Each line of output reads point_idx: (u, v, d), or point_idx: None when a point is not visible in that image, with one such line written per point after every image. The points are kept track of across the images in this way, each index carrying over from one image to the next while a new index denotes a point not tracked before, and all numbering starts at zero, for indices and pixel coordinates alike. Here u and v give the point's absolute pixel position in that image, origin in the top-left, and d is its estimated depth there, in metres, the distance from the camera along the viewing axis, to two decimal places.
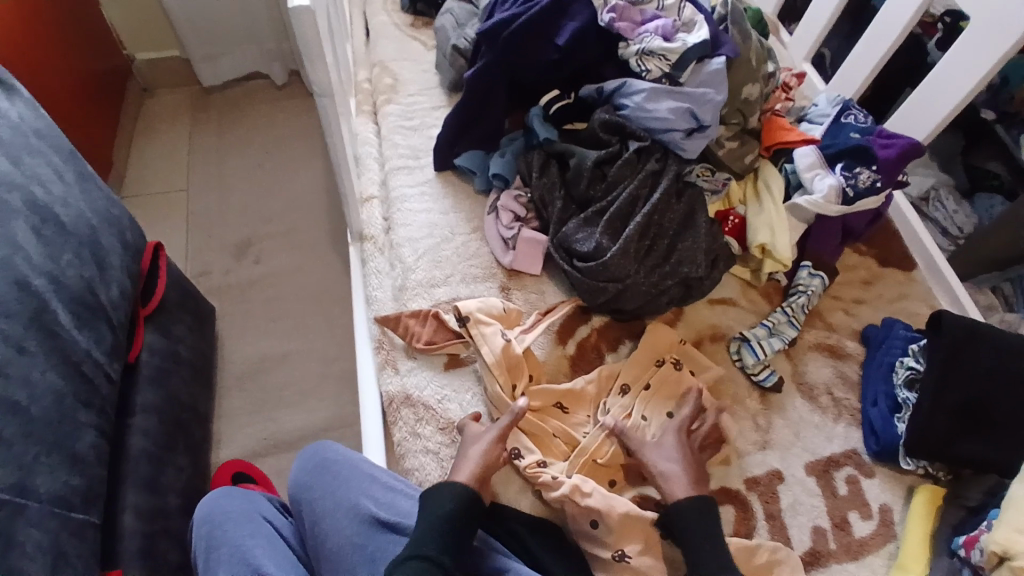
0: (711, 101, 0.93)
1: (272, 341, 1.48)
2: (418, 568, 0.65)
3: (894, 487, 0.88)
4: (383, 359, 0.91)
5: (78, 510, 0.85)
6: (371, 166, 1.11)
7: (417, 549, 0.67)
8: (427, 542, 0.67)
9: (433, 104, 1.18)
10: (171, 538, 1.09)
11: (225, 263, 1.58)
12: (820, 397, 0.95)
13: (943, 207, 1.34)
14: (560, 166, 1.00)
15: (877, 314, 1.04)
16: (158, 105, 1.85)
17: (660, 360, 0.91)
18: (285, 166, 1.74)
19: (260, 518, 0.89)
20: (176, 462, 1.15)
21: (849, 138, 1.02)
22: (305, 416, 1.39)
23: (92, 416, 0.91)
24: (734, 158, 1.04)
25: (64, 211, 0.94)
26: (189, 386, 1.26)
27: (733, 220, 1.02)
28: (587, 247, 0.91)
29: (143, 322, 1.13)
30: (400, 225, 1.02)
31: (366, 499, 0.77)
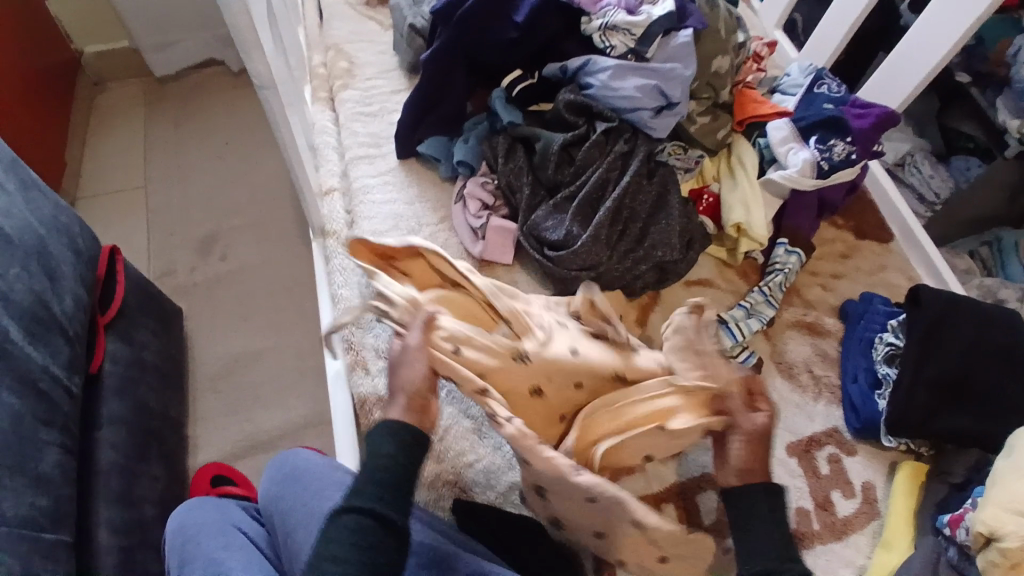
0: (679, 76, 0.90)
1: (243, 340, 1.43)
2: (357, 525, 0.56)
3: (876, 464, 0.88)
4: (352, 361, 0.87)
5: (48, 532, 0.81)
6: (330, 156, 1.06)
7: (355, 504, 0.58)
8: (364, 496, 0.58)
9: (393, 88, 1.13)
10: (149, 551, 1.06)
11: (190, 262, 1.52)
12: (799, 376, 0.94)
13: (918, 173, 1.32)
14: (527, 150, 0.96)
15: (856, 288, 1.03)
16: (110, 99, 1.76)
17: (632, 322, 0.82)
18: (247, 157, 1.67)
19: (234, 529, 0.83)
20: (150, 472, 1.11)
21: (822, 108, 0.99)
22: (283, 415, 1.35)
23: (53, 434, 0.86)
24: (706, 133, 1.00)
25: (8, 222, 0.88)
26: (158, 393, 1.21)
27: (707, 199, 0.99)
28: (557, 235, 0.87)
29: (104, 330, 1.08)
30: (364, 218, 0.98)
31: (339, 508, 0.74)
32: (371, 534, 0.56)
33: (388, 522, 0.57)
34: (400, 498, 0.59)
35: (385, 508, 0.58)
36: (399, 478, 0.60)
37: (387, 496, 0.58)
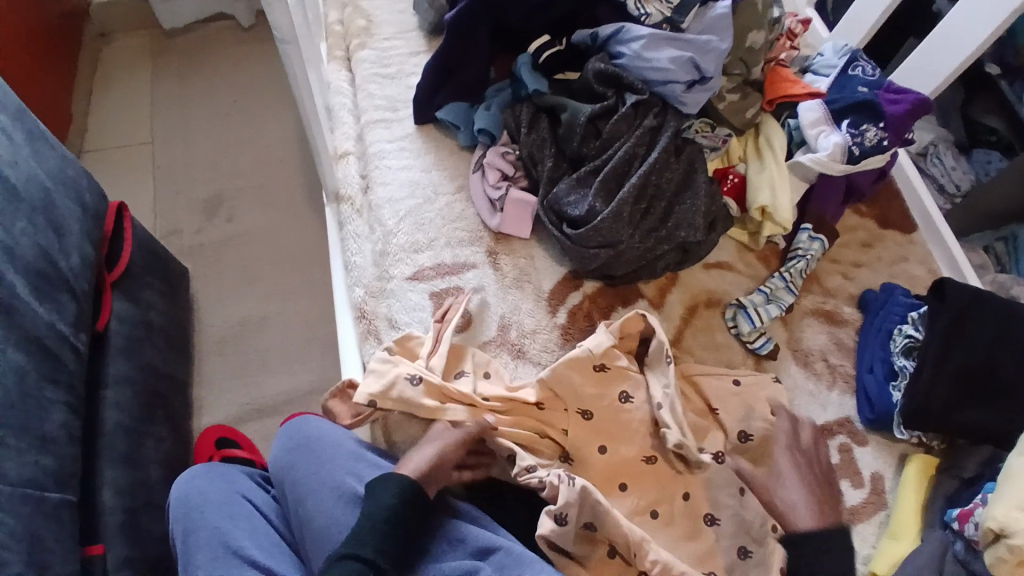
0: (714, 50, 0.86)
1: (250, 304, 1.42)
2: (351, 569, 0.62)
3: (886, 455, 0.87)
4: (365, 329, 0.85)
5: (52, 491, 0.81)
6: (345, 119, 1.03)
7: (353, 547, 0.63)
8: (365, 542, 0.64)
9: (412, 50, 1.09)
10: (154, 510, 1.06)
11: (196, 221, 1.50)
12: (814, 363, 0.92)
13: (941, 163, 1.28)
14: (551, 121, 0.93)
15: (876, 278, 1.01)
16: (117, 51, 1.70)
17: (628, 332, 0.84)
18: (256, 118, 1.63)
19: (238, 497, 0.87)
20: (156, 433, 1.11)
21: (856, 91, 0.96)
22: (289, 380, 1.35)
23: (60, 392, 0.86)
24: (734, 112, 0.98)
25: (13, 173, 0.86)
26: (165, 353, 1.20)
27: (733, 179, 0.96)
28: (579, 211, 0.85)
29: (110, 289, 1.07)
30: (379, 184, 0.95)
31: (352, 477, 0.75)
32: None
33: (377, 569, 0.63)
34: (394, 549, 0.65)
35: (376, 555, 0.63)
36: (396, 529, 0.66)
37: (379, 544, 0.64)
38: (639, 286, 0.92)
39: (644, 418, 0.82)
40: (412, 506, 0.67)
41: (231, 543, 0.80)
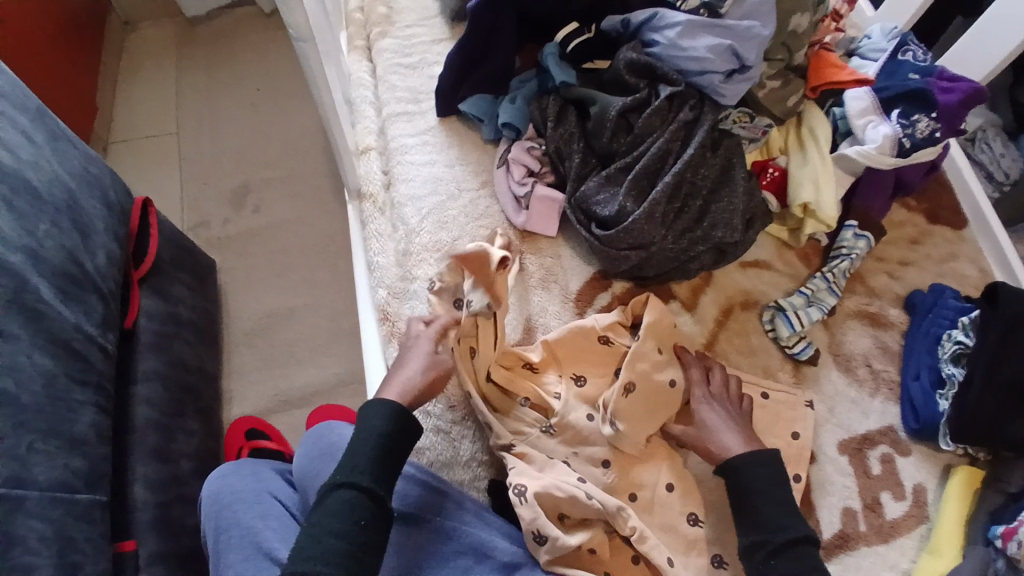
0: (756, 36, 0.81)
1: (276, 295, 1.42)
2: (351, 499, 0.62)
3: (931, 466, 0.82)
4: (387, 332, 0.84)
5: (82, 492, 0.81)
6: (367, 112, 1.00)
7: (349, 478, 0.63)
8: (359, 471, 0.63)
9: (434, 38, 1.05)
10: (186, 503, 1.08)
11: (223, 213, 1.50)
12: (857, 369, 0.88)
13: (988, 149, 1.18)
14: (579, 114, 0.89)
15: (925, 277, 0.95)
16: (142, 41, 1.70)
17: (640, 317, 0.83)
18: (278, 107, 1.61)
19: (267, 496, 0.87)
20: (186, 427, 1.12)
21: (908, 79, 0.89)
22: (315, 372, 1.35)
23: (89, 394, 0.86)
24: (775, 100, 0.92)
25: (35, 175, 0.86)
26: (194, 347, 1.21)
27: (773, 173, 0.91)
28: (608, 211, 0.81)
29: (137, 286, 1.07)
30: (401, 180, 0.93)
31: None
32: (362, 508, 0.62)
33: (377, 500, 0.63)
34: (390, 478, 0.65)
35: (375, 484, 0.63)
36: (386, 458, 0.65)
37: (376, 473, 0.64)
38: (672, 286, 0.89)
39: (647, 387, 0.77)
40: (407, 432, 0.67)
41: (260, 543, 0.79)
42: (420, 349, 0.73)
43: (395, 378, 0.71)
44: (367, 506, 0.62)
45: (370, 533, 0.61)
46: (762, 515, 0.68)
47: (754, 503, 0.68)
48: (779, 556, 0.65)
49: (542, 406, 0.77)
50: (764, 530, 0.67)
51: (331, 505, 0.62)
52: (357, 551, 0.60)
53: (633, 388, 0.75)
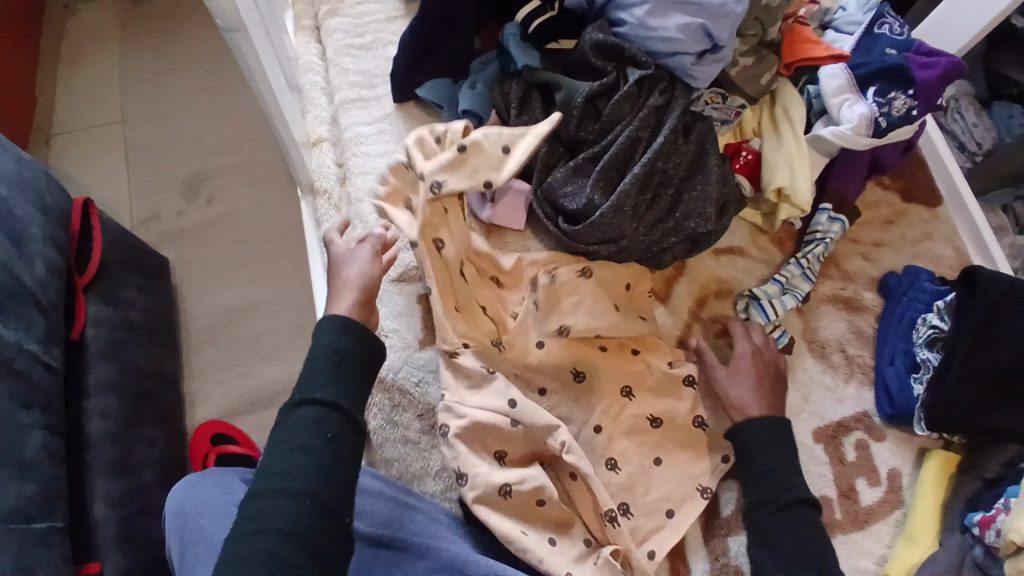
0: (729, 14, 0.75)
1: (237, 291, 1.35)
2: (315, 415, 0.58)
3: (905, 451, 0.82)
4: None
5: (39, 520, 0.77)
6: (317, 100, 0.93)
7: (307, 396, 0.59)
8: (317, 386, 0.60)
9: (389, 16, 0.98)
10: (152, 515, 1.04)
11: (175, 205, 1.41)
12: (832, 355, 0.87)
13: (961, 118, 1.17)
14: (545, 99, 0.84)
15: (899, 258, 0.93)
16: (81, 22, 1.57)
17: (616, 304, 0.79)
18: (230, 91, 1.51)
19: (235, 509, 0.83)
20: (148, 435, 1.08)
21: (884, 55, 0.86)
22: (282, 369, 1.30)
23: (36, 415, 0.81)
24: (748, 79, 0.88)
25: None
26: (151, 352, 1.15)
27: (746, 156, 0.88)
28: (576, 205, 0.77)
29: (83, 292, 1.01)
30: (356, 173, 0.87)
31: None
32: (327, 420, 0.58)
33: (344, 412, 0.59)
34: (353, 390, 0.61)
35: (337, 397, 0.60)
36: (346, 366, 0.62)
37: (339, 387, 0.60)
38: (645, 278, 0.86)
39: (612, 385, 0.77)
40: (366, 347, 0.64)
41: None
42: (358, 257, 0.73)
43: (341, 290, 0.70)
44: (335, 420, 0.58)
45: (340, 444, 0.58)
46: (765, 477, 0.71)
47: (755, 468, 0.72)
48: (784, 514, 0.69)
49: (498, 321, 0.77)
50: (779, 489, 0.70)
51: (296, 421, 0.57)
52: (326, 462, 0.56)
53: (580, 374, 0.77)
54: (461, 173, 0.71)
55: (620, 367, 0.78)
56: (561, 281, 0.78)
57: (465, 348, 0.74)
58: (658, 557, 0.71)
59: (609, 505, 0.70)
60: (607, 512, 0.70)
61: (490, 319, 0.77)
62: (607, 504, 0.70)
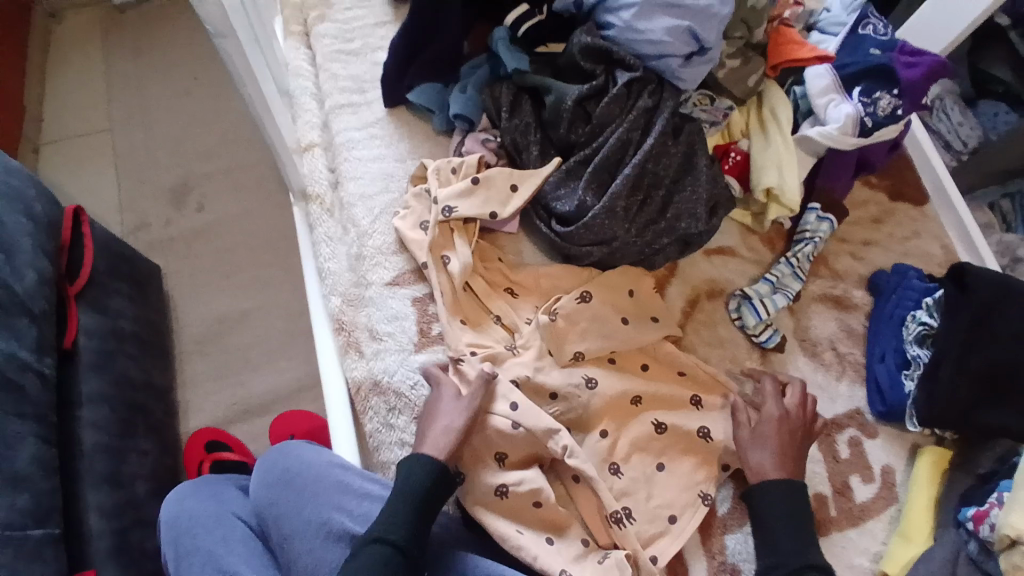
0: (715, 16, 0.76)
1: (229, 299, 1.34)
2: (380, 556, 0.60)
3: (897, 448, 0.83)
4: (344, 343, 0.80)
5: (33, 529, 0.76)
6: (307, 105, 0.93)
7: (382, 534, 0.62)
8: (395, 528, 0.62)
9: (378, 20, 0.98)
10: (144, 527, 1.02)
11: (165, 213, 1.40)
12: (823, 353, 0.87)
13: (946, 118, 1.17)
14: (534, 102, 0.84)
15: (888, 257, 0.94)
16: (67, 29, 1.56)
17: (626, 317, 0.80)
18: (218, 97, 1.51)
19: (231, 517, 0.83)
20: (140, 446, 1.06)
21: (868, 55, 0.87)
22: (275, 377, 1.29)
23: (26, 426, 0.80)
24: (735, 80, 0.89)
25: None
26: (142, 362, 1.14)
27: (735, 157, 0.88)
28: (568, 207, 0.78)
29: (74, 302, 1.00)
30: (349, 178, 0.87)
31: (339, 514, 0.70)
32: (392, 565, 0.60)
33: (407, 558, 0.61)
34: (419, 536, 0.63)
35: (404, 542, 0.62)
36: (421, 513, 0.64)
37: (409, 532, 0.62)
38: None
39: (612, 393, 0.77)
40: (439, 489, 0.66)
41: (225, 568, 0.76)
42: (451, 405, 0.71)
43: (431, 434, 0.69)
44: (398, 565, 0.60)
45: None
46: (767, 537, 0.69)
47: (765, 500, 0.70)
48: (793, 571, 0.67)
49: (512, 327, 0.80)
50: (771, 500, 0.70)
51: (361, 560, 0.60)
52: None
53: (594, 384, 0.77)
54: (474, 198, 0.79)
55: (626, 381, 0.78)
56: (563, 313, 0.77)
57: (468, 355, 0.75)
58: (660, 563, 0.71)
59: (614, 507, 0.71)
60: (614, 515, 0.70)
61: (502, 327, 0.80)
62: (611, 506, 0.70)
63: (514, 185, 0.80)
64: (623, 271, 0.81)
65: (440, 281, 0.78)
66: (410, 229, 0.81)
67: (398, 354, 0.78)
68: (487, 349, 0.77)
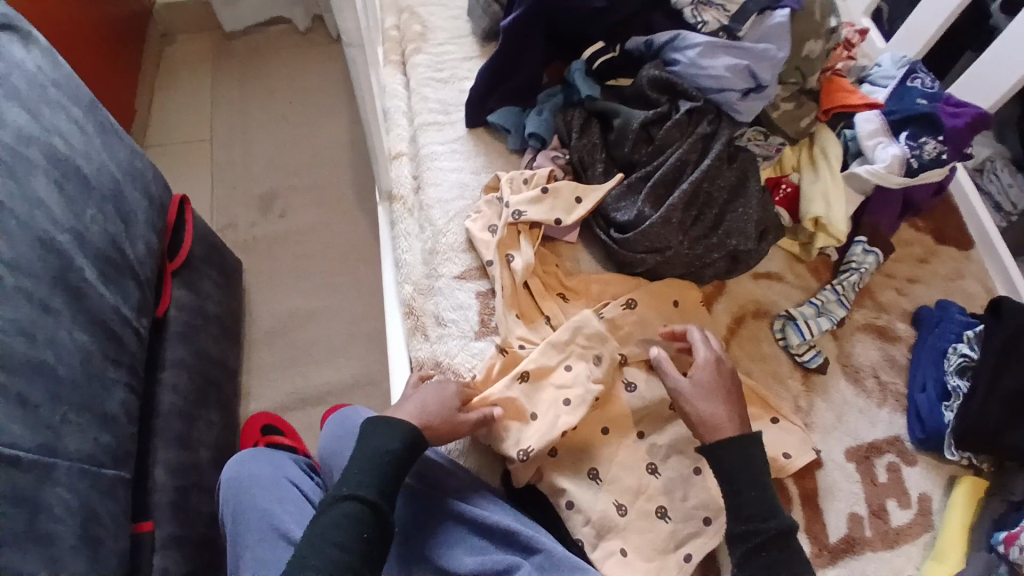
0: (771, 58, 0.86)
1: (298, 298, 1.46)
2: (354, 509, 0.66)
3: (936, 476, 0.84)
4: (412, 326, 0.89)
5: (108, 468, 0.85)
6: (399, 121, 1.07)
7: (355, 490, 0.67)
8: (366, 484, 0.67)
9: (465, 54, 1.11)
10: (204, 491, 1.10)
11: (252, 217, 1.55)
12: (865, 379, 0.90)
13: (997, 179, 1.21)
14: (602, 126, 0.94)
15: (932, 294, 0.98)
16: (180, 51, 1.79)
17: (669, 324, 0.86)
18: (309, 119, 1.69)
19: (285, 482, 0.89)
20: (207, 417, 1.16)
21: (916, 104, 0.93)
22: (334, 372, 1.39)
23: (121, 373, 0.90)
24: (790, 120, 0.97)
25: (86, 163, 0.92)
26: (219, 341, 1.25)
27: (785, 189, 0.95)
28: (627, 217, 0.86)
29: (171, 277, 1.12)
30: (430, 184, 0.98)
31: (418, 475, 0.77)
32: (363, 517, 0.66)
33: (379, 512, 0.67)
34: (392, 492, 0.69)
35: (376, 497, 0.67)
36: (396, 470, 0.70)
37: (381, 487, 0.68)
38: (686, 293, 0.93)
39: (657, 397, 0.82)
40: (411, 453, 0.71)
41: (277, 526, 0.83)
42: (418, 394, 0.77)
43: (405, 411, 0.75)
44: (368, 519, 0.66)
45: (372, 544, 0.65)
46: (745, 503, 0.68)
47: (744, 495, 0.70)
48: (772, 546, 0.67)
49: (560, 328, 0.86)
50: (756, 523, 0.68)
51: (334, 515, 0.65)
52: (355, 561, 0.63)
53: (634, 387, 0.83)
54: (542, 205, 0.88)
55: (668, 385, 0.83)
56: (611, 316, 0.84)
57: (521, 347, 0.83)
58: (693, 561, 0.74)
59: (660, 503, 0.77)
60: (659, 510, 0.77)
61: (550, 326, 0.86)
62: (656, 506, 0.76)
63: (579, 196, 0.89)
64: (674, 281, 0.88)
65: (502, 276, 0.86)
66: (479, 231, 0.90)
67: (459, 338, 0.86)
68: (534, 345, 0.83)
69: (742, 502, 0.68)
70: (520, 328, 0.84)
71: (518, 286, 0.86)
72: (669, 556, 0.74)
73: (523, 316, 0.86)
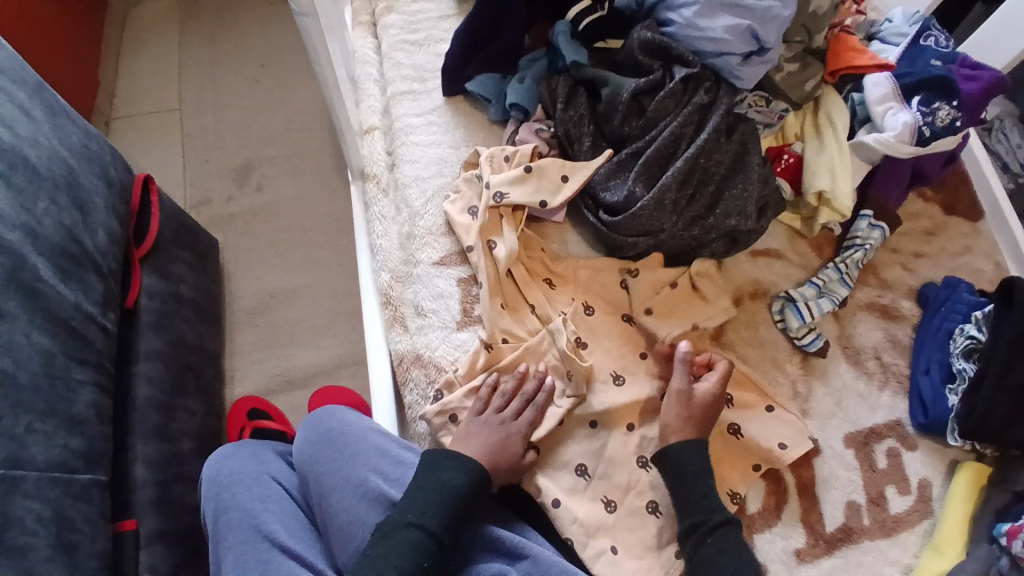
0: (776, 18, 0.78)
1: (278, 276, 1.40)
2: (416, 539, 0.63)
3: (936, 462, 0.81)
4: (390, 317, 0.84)
5: (82, 472, 0.80)
6: (371, 91, 0.99)
7: (418, 518, 0.65)
8: (431, 513, 0.65)
9: (441, 13, 1.02)
10: (187, 482, 1.06)
11: (226, 190, 1.47)
12: (866, 362, 0.86)
13: (1005, 139, 1.12)
14: (589, 96, 0.87)
15: (938, 270, 0.93)
16: (144, 11, 1.66)
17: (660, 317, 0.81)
18: (282, 83, 1.58)
19: (269, 479, 0.80)
20: (188, 405, 1.11)
21: (929, 66, 0.87)
22: (317, 353, 1.34)
23: (88, 372, 0.85)
24: (793, 84, 0.89)
25: (34, 151, 0.85)
26: (195, 326, 1.20)
27: (787, 160, 0.89)
28: (616, 197, 0.80)
29: (139, 264, 1.06)
30: (406, 161, 0.91)
31: (394, 487, 0.74)
32: (427, 548, 0.63)
33: (441, 544, 0.65)
34: (451, 521, 0.66)
35: (440, 528, 0.65)
36: (460, 506, 0.67)
37: (443, 517, 0.66)
38: None
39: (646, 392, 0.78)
40: (477, 491, 0.69)
41: (259, 525, 0.73)
42: (489, 424, 0.73)
43: (478, 437, 0.72)
44: (431, 549, 0.64)
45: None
46: (698, 498, 0.71)
47: (689, 484, 0.71)
48: (715, 534, 0.68)
49: (545, 318, 0.80)
50: (699, 513, 0.70)
51: (397, 541, 0.63)
52: None
53: (621, 378, 0.78)
54: (525, 186, 0.81)
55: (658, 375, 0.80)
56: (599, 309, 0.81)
57: (503, 342, 0.79)
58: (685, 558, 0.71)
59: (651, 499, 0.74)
60: (649, 506, 0.74)
61: (536, 316, 0.81)
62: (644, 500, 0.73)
63: (565, 175, 0.82)
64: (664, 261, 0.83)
65: (484, 264, 0.80)
66: (458, 213, 0.84)
67: (438, 331, 0.81)
68: (519, 339, 0.79)
69: (689, 493, 0.71)
70: (503, 322, 0.79)
71: (500, 274, 0.80)
72: (662, 552, 0.72)
73: (509, 307, 0.81)
